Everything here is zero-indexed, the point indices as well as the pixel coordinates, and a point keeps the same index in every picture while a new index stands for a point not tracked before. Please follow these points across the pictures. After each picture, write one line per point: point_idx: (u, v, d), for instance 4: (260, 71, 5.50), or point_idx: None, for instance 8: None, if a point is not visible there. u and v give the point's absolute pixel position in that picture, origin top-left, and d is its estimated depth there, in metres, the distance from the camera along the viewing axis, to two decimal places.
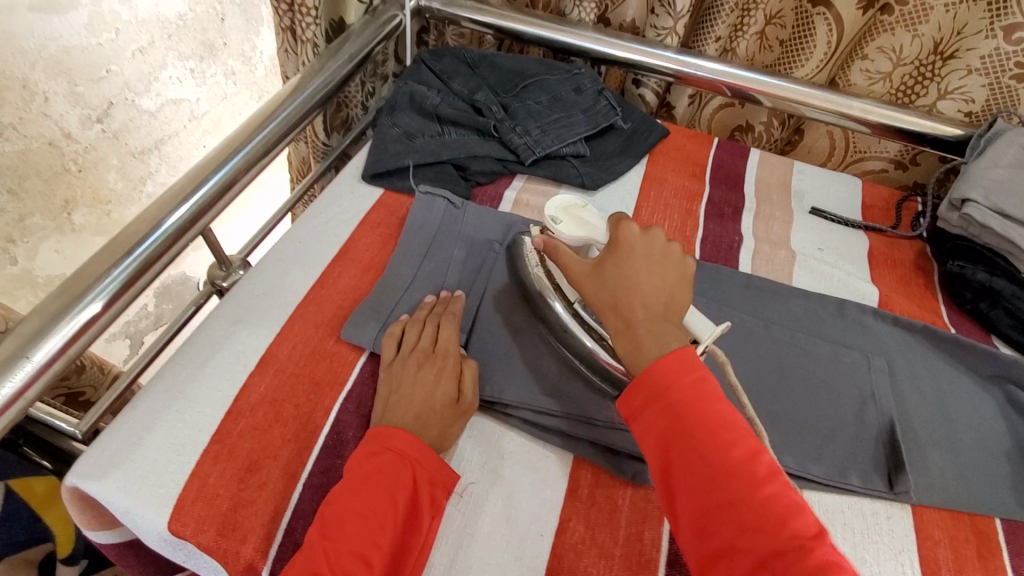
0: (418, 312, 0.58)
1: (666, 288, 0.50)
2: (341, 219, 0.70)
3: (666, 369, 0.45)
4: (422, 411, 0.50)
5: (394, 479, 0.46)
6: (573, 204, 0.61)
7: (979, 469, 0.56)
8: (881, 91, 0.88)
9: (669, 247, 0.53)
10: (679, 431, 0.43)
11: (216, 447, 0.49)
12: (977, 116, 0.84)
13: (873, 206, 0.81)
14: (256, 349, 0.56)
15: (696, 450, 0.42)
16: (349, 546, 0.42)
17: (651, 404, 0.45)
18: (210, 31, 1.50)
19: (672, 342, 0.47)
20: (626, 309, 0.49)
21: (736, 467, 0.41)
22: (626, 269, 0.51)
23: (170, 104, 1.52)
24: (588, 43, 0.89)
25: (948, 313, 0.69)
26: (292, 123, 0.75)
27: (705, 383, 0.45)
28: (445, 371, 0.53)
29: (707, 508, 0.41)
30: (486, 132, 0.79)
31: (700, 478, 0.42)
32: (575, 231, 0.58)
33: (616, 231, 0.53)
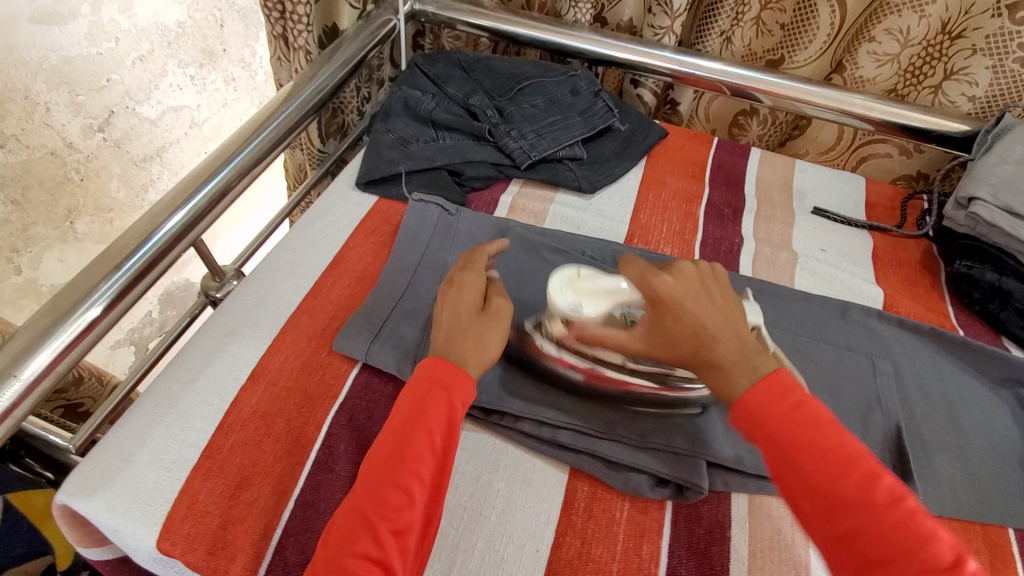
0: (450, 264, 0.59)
1: (726, 313, 0.48)
2: (335, 227, 0.69)
3: (759, 395, 0.42)
4: (452, 330, 0.50)
5: (426, 420, 0.45)
6: (571, 276, 0.52)
7: (991, 476, 0.55)
8: (887, 75, 0.85)
9: (700, 268, 0.50)
10: (789, 460, 0.40)
11: (206, 463, 0.49)
12: (983, 102, 0.81)
13: (877, 205, 0.79)
14: (247, 361, 0.55)
15: (815, 476, 0.40)
16: (393, 475, 0.43)
17: (753, 431, 0.42)
18: (210, 38, 1.53)
19: (756, 365, 0.44)
20: (708, 350, 0.46)
21: (857, 494, 0.39)
22: (682, 317, 0.47)
23: (171, 112, 1.53)
24: (584, 44, 0.88)
25: (956, 313, 0.67)
26: (286, 130, 0.75)
27: (806, 404, 0.42)
28: (471, 292, 0.53)
29: (833, 535, 0.38)
30: (481, 136, 0.78)
31: (819, 508, 0.39)
32: (602, 304, 0.51)
33: (648, 288, 0.48)
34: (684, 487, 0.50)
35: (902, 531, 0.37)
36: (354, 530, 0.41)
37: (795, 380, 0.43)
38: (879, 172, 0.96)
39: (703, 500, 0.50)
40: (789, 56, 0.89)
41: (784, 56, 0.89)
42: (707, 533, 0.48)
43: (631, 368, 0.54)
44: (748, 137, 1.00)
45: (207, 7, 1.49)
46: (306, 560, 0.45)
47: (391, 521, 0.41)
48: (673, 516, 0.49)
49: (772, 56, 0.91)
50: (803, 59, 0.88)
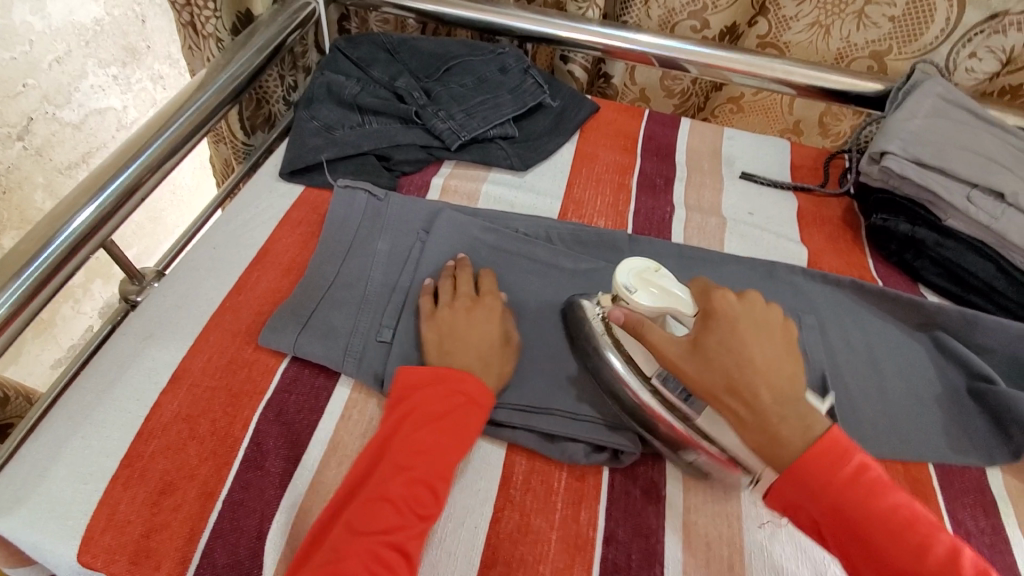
0: (441, 277, 0.58)
1: (779, 359, 0.46)
2: (258, 221, 0.67)
3: (819, 461, 0.42)
4: (482, 353, 0.52)
5: (459, 421, 0.48)
6: (646, 268, 0.50)
7: (910, 418, 0.57)
8: (808, 11, 0.87)
9: (770, 310, 0.48)
10: (858, 530, 0.40)
11: (127, 472, 0.47)
12: (901, 20, 0.84)
13: (802, 167, 0.82)
14: (168, 364, 0.53)
15: (878, 544, 0.40)
16: (426, 474, 0.45)
17: (803, 498, 0.42)
18: (131, 35, 1.28)
19: (805, 425, 0.43)
20: (747, 393, 0.44)
21: (930, 569, 0.39)
22: (734, 347, 0.46)
23: (95, 115, 1.30)
24: (510, 21, 0.87)
25: (875, 266, 0.70)
26: (200, 122, 0.71)
27: (871, 469, 0.42)
28: (494, 316, 0.55)
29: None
30: (409, 119, 0.76)
31: (882, 574, 0.40)
32: (658, 302, 0.49)
33: (710, 302, 0.48)
34: (619, 452, 0.51)
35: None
36: (382, 525, 0.43)
37: (851, 440, 0.43)
38: (807, 111, 0.99)
39: (638, 463, 0.51)
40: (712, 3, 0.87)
41: (706, 5, 0.87)
42: (643, 494, 0.50)
43: (683, 417, 0.49)
44: (681, 86, 0.99)
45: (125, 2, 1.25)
46: (237, 561, 0.44)
47: (420, 522, 0.43)
48: (609, 481, 0.50)
49: (693, 7, 0.88)
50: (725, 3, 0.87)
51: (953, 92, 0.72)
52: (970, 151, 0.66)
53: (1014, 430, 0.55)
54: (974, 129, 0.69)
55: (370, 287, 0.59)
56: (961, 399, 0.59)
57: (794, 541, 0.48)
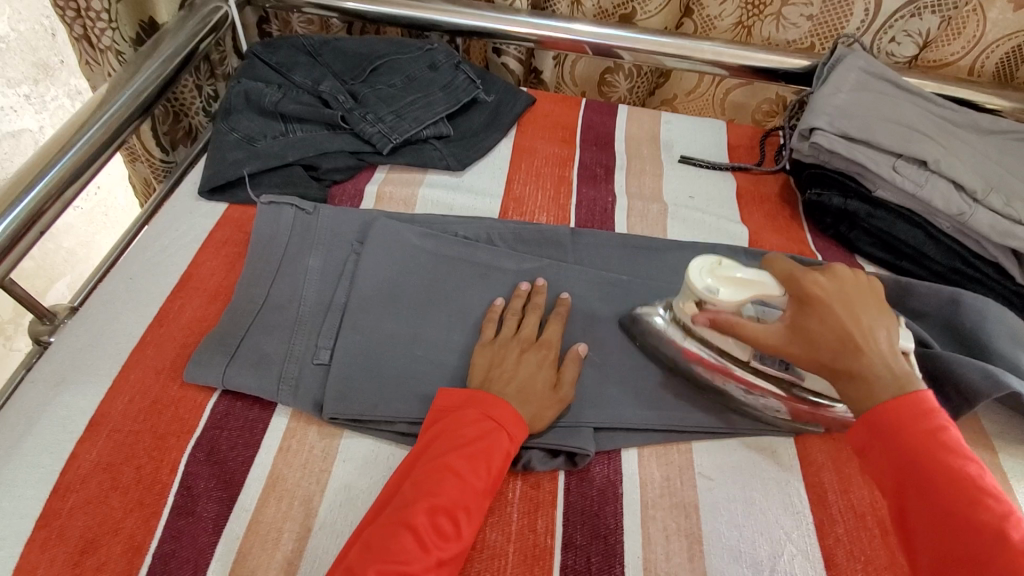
0: (513, 300, 0.56)
1: (876, 321, 0.44)
2: (179, 245, 0.62)
3: (899, 411, 0.40)
4: (523, 386, 0.49)
5: (489, 445, 0.45)
6: (711, 263, 0.50)
7: None
8: (731, 11, 0.87)
9: (857, 275, 0.47)
10: (914, 474, 0.38)
11: (43, 533, 0.43)
12: (819, 18, 0.86)
13: (738, 147, 0.83)
14: (84, 410, 0.49)
15: (941, 499, 0.37)
16: (448, 495, 0.42)
17: (875, 442, 0.40)
18: (41, 50, 1.07)
19: (905, 384, 0.41)
20: (851, 362, 0.43)
21: (989, 522, 0.35)
22: (830, 321, 0.44)
23: (8, 138, 1.10)
24: (437, 16, 0.85)
25: (814, 240, 0.72)
26: (106, 141, 0.66)
27: (946, 426, 0.39)
28: (548, 359, 0.52)
29: (947, 561, 0.35)
30: (335, 125, 0.73)
31: (937, 525, 0.36)
32: (742, 293, 0.48)
33: (800, 287, 0.46)
34: (573, 454, 0.50)
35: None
36: (395, 549, 0.39)
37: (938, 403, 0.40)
38: (748, 98, 0.98)
39: (593, 462, 0.51)
40: (640, 7, 0.88)
41: (635, 9, 0.89)
42: (599, 494, 0.49)
43: (789, 383, 0.51)
44: (618, 93, 0.99)
45: (33, 14, 1.03)
46: None
47: (437, 553, 0.39)
48: (565, 484, 0.49)
49: (623, 10, 0.89)
50: (654, 8, 0.88)
51: (875, 65, 0.73)
52: (893, 122, 0.68)
53: (950, 391, 0.57)
54: (896, 99, 0.71)
55: (303, 307, 0.56)
56: None
57: (750, 522, 0.48)
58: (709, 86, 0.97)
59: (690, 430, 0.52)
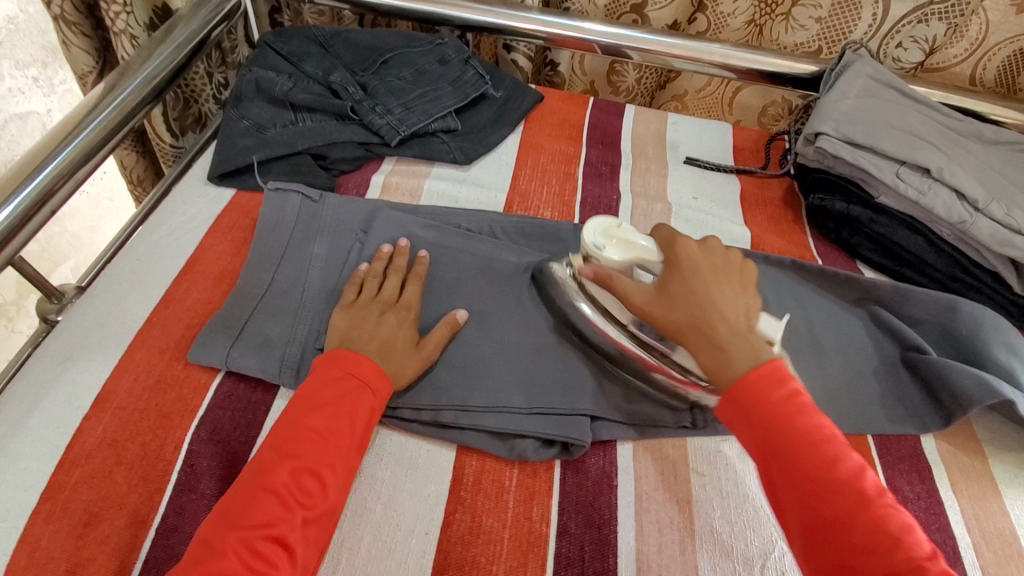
0: (375, 263, 0.57)
1: (740, 295, 0.49)
2: (186, 228, 0.63)
3: (760, 384, 0.44)
4: (385, 346, 0.51)
5: (354, 403, 0.46)
6: (610, 226, 0.55)
7: (848, 390, 0.59)
8: (743, 9, 0.88)
9: (730, 254, 0.52)
10: (780, 446, 0.42)
11: (48, 505, 0.44)
12: (828, 21, 0.86)
13: (744, 149, 0.83)
14: (90, 387, 0.50)
15: (800, 465, 0.41)
16: (312, 456, 0.43)
17: (742, 419, 0.44)
18: (50, 33, 1.09)
19: (758, 353, 0.46)
20: (707, 326, 0.47)
21: (845, 483, 0.40)
22: (696, 287, 0.49)
23: (16, 120, 1.12)
24: (448, 10, 0.85)
25: (816, 244, 0.73)
26: (118, 124, 0.66)
27: (801, 395, 0.44)
28: (408, 320, 0.53)
29: (813, 525, 0.40)
30: (344, 115, 0.73)
31: (800, 490, 0.41)
32: (625, 253, 0.53)
33: (675, 252, 0.51)
34: (568, 445, 0.51)
35: (885, 525, 0.38)
36: (259, 516, 0.40)
37: (790, 371, 0.45)
38: (755, 99, 1.00)
39: (588, 454, 0.52)
40: None
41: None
42: (594, 485, 0.50)
43: (660, 353, 0.53)
44: (626, 83, 1.00)
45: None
46: None
47: (303, 511, 0.41)
48: (560, 475, 0.50)
49: (634, 1, 0.89)
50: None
51: (882, 72, 0.74)
52: (898, 129, 0.68)
53: (942, 395, 0.57)
54: (903, 107, 0.71)
55: (307, 294, 0.57)
56: (894, 369, 0.61)
57: (742, 518, 0.48)
58: (718, 85, 0.99)
59: (685, 427, 0.53)
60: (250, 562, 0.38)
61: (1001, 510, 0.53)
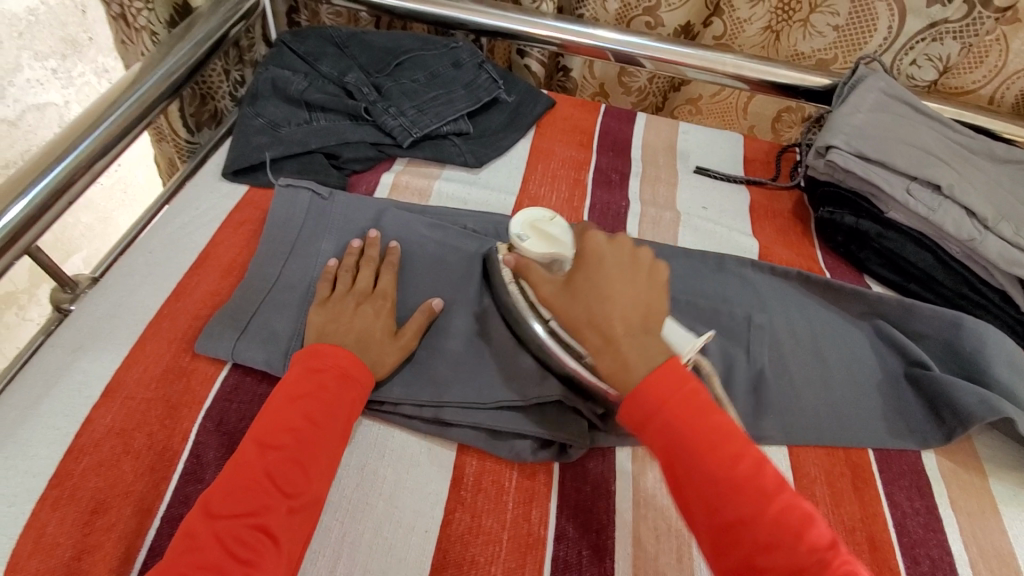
0: (346, 258, 0.58)
1: (643, 296, 0.48)
2: (198, 223, 0.64)
3: (660, 386, 0.43)
4: (362, 336, 0.51)
5: (335, 394, 0.47)
6: (539, 219, 0.57)
7: (850, 404, 0.59)
8: (761, 15, 0.88)
9: (641, 251, 0.51)
10: (685, 448, 0.41)
11: (56, 492, 0.44)
12: (845, 30, 0.86)
13: (754, 160, 0.83)
14: (101, 376, 0.51)
15: (703, 467, 0.41)
16: (293, 446, 0.44)
17: (648, 422, 0.43)
18: (70, 26, 1.11)
19: (657, 354, 0.45)
20: (606, 330, 0.46)
21: (747, 480, 0.40)
22: (600, 284, 0.48)
23: (33, 111, 1.12)
24: (464, 15, 0.86)
25: (824, 257, 0.72)
26: (136, 118, 0.67)
27: (697, 393, 0.43)
28: (384, 310, 0.54)
29: (720, 525, 0.40)
30: (358, 116, 0.74)
31: (706, 490, 0.41)
32: (543, 246, 0.54)
33: (585, 245, 0.51)
34: (566, 447, 0.51)
35: (784, 521, 0.39)
36: (244, 507, 0.41)
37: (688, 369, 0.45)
38: (767, 107, 1.01)
39: (588, 458, 0.52)
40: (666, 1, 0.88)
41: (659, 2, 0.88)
42: (593, 489, 0.50)
43: (580, 354, 0.51)
44: (639, 84, 1.00)
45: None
46: None
47: (286, 500, 0.42)
48: (560, 478, 0.50)
49: (647, 3, 0.89)
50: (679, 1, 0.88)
51: (895, 87, 0.74)
52: (909, 145, 0.68)
53: (944, 412, 0.57)
54: (915, 123, 0.71)
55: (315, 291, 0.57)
56: (897, 383, 0.61)
57: None
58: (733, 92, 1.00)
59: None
60: (234, 550, 0.39)
61: (1000, 529, 0.53)
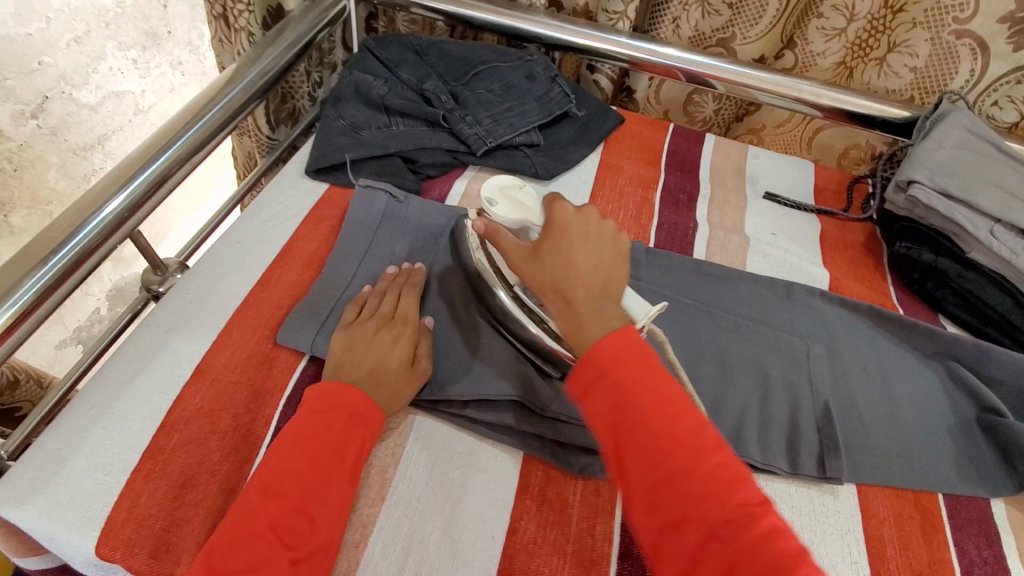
0: (379, 284, 0.58)
1: (607, 263, 0.47)
2: (282, 217, 0.67)
3: (610, 348, 0.42)
4: (377, 368, 0.51)
5: (345, 436, 0.46)
6: (507, 186, 0.55)
7: (923, 446, 0.57)
8: (835, 50, 0.87)
9: (607, 222, 0.49)
10: (624, 406, 0.40)
11: (148, 465, 0.47)
12: (923, 72, 0.85)
13: (825, 189, 0.82)
14: (191, 358, 0.53)
15: (643, 426, 0.39)
16: (297, 493, 0.43)
17: (593, 381, 0.42)
18: (152, 19, 1.31)
19: (615, 318, 0.44)
20: (566, 293, 0.46)
21: (685, 441, 0.38)
22: (562, 250, 0.47)
23: (112, 97, 1.29)
24: (541, 29, 0.87)
25: (896, 293, 0.71)
26: (231, 114, 0.71)
27: (648, 355, 0.42)
28: (404, 336, 0.53)
29: (655, 484, 0.38)
30: (435, 122, 0.76)
31: (644, 451, 0.39)
32: (514, 214, 0.53)
33: (547, 213, 0.49)
34: None
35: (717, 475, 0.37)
36: (248, 558, 0.40)
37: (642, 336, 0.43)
38: (836, 140, 0.99)
39: None
40: (741, 33, 0.88)
41: (735, 34, 0.89)
42: None
43: (559, 331, 0.53)
44: (704, 114, 1.01)
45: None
46: None
47: (291, 552, 0.41)
48: None
49: (722, 34, 0.90)
50: (755, 34, 0.88)
51: (980, 125, 0.72)
52: (993, 185, 0.67)
53: (1020, 463, 0.55)
54: (999, 162, 0.69)
55: None
56: (970, 430, 0.59)
57: None
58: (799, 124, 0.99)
59: (751, 463, 0.53)
60: None
61: None
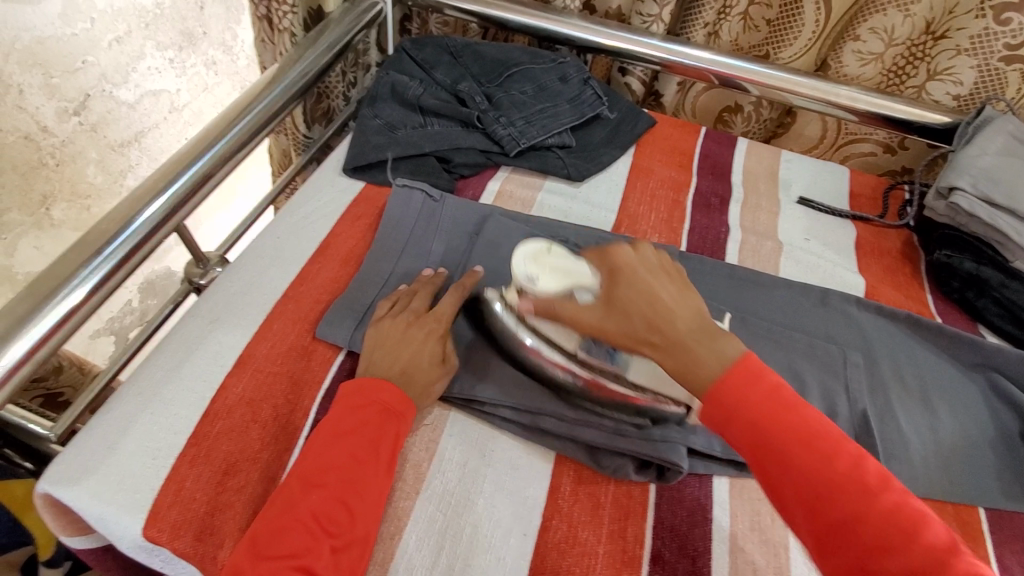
0: (413, 283, 0.59)
1: (687, 294, 0.47)
2: (320, 214, 0.68)
3: (738, 385, 0.42)
4: (408, 367, 0.51)
5: (380, 430, 0.47)
6: (539, 251, 0.53)
7: (963, 458, 0.56)
8: (871, 74, 0.86)
9: (662, 253, 0.49)
10: (775, 448, 0.40)
11: (193, 450, 0.48)
12: (966, 100, 0.83)
13: (861, 195, 0.81)
14: (233, 349, 0.55)
15: (802, 467, 0.40)
16: (334, 484, 0.44)
17: (729, 423, 0.42)
18: (189, 20, 1.33)
19: (718, 348, 0.43)
20: (666, 335, 0.44)
21: (846, 478, 0.39)
22: (640, 292, 0.45)
23: (150, 96, 1.32)
24: (574, 32, 0.88)
25: (935, 302, 0.69)
26: (274, 112, 0.73)
27: (780, 388, 0.42)
28: (435, 332, 0.54)
29: (824, 528, 0.38)
30: (469, 123, 0.77)
31: (805, 493, 0.39)
32: (557, 279, 0.51)
33: (608, 262, 0.48)
34: (665, 470, 0.51)
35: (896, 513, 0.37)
36: (289, 546, 0.41)
37: (762, 363, 0.43)
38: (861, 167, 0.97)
39: (684, 483, 0.52)
40: (774, 52, 0.88)
41: (769, 52, 0.89)
42: (688, 515, 0.50)
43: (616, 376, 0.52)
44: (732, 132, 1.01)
45: None
46: None
47: (330, 540, 0.42)
48: (656, 498, 0.51)
49: (758, 52, 0.91)
50: (788, 56, 0.88)
51: None
52: None
53: None
54: None
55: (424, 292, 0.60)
56: (1013, 444, 0.57)
57: None
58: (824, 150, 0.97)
59: None
60: None
61: None
